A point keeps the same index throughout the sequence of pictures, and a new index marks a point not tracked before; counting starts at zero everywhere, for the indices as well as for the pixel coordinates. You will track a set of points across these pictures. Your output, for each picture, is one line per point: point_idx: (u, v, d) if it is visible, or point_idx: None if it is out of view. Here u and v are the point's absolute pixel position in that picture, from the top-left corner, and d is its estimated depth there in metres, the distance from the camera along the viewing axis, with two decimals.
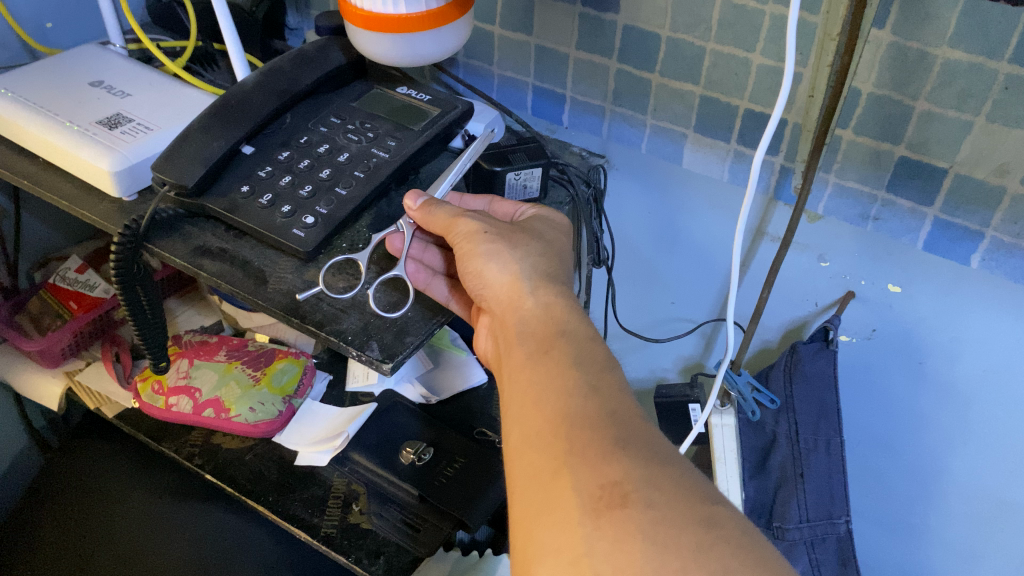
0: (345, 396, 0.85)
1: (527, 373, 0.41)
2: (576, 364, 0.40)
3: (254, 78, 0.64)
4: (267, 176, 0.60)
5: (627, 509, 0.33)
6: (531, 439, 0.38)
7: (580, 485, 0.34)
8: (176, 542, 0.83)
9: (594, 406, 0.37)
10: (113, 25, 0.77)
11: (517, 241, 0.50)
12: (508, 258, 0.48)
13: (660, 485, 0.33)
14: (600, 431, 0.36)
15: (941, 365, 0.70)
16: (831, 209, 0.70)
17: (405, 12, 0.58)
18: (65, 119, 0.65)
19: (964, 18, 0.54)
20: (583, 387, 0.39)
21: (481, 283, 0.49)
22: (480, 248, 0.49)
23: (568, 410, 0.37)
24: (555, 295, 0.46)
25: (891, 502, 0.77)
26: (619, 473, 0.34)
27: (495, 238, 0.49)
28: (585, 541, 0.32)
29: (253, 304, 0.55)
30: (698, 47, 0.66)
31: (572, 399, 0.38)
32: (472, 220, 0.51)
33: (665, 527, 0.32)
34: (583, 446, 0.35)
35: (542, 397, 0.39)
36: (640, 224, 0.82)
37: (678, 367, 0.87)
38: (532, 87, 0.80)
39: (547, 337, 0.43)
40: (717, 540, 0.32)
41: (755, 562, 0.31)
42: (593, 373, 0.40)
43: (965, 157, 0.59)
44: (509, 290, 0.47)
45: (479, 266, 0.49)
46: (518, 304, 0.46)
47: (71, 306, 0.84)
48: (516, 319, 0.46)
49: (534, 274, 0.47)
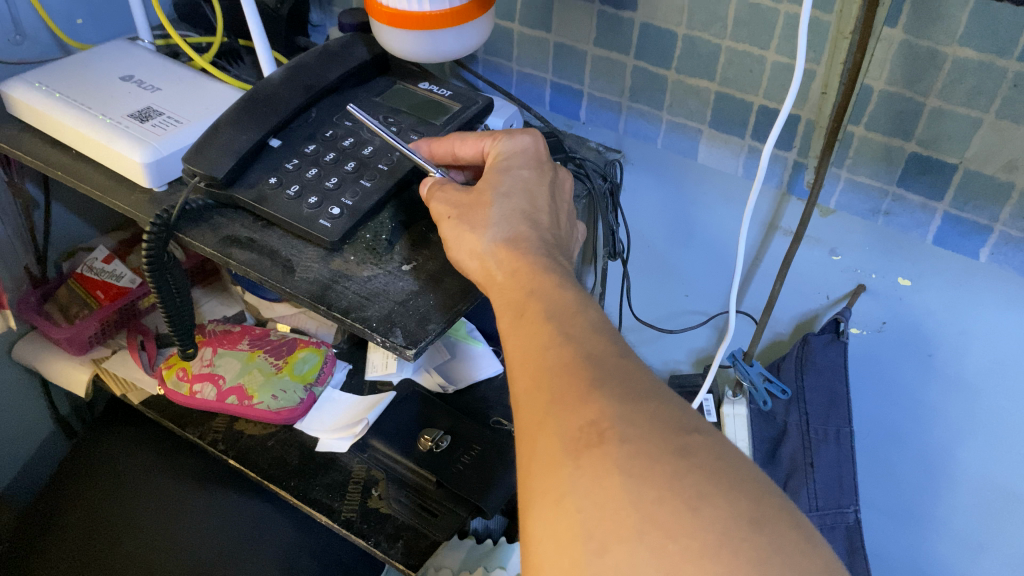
0: (364, 384, 0.87)
1: (512, 333, 0.42)
2: (552, 318, 0.41)
3: (281, 73, 0.66)
4: (294, 169, 0.62)
5: (604, 446, 0.34)
6: (519, 393, 0.39)
7: (562, 429, 0.35)
8: (204, 525, 0.85)
9: (570, 352, 0.38)
10: (142, 21, 0.79)
11: (479, 213, 0.51)
12: (471, 239, 0.50)
13: (635, 420, 0.35)
14: (577, 375, 0.37)
15: (949, 358, 0.71)
16: (843, 204, 0.71)
17: (429, 9, 0.60)
18: (98, 111, 0.67)
19: (974, 17, 0.55)
20: (558, 336, 0.40)
21: (462, 268, 0.51)
22: (448, 235, 0.52)
23: (545, 361, 0.39)
24: (522, 260, 0.47)
25: (902, 493, 0.79)
26: (596, 412, 0.35)
27: (458, 220, 0.52)
28: (569, 480, 0.34)
29: (281, 292, 0.57)
30: (715, 45, 0.68)
31: (550, 350, 0.39)
32: (440, 202, 0.54)
33: (641, 460, 0.33)
34: (561, 392, 0.37)
35: (526, 352, 0.40)
36: (655, 219, 0.83)
37: (691, 359, 0.89)
38: (550, 83, 0.82)
39: (519, 301, 0.44)
40: (691, 469, 0.33)
41: (730, 485, 0.33)
42: (566, 322, 0.41)
43: (975, 152, 0.60)
44: (482, 268, 0.49)
45: (452, 252, 0.52)
46: (492, 279, 0.48)
47: (98, 296, 0.87)
48: (493, 292, 0.47)
49: (498, 241, 0.49)
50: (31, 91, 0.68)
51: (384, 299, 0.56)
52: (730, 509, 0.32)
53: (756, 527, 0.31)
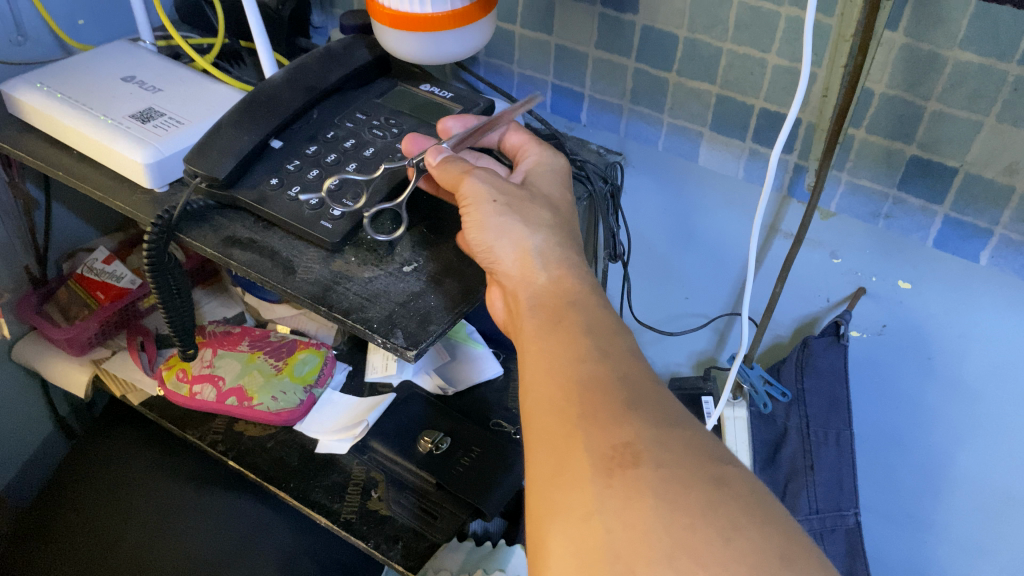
0: (364, 387, 0.86)
1: (541, 341, 0.44)
2: (588, 333, 0.43)
3: (283, 74, 0.66)
4: (295, 170, 0.62)
5: (639, 468, 0.35)
6: (544, 405, 0.40)
7: (592, 447, 0.36)
8: (203, 527, 0.85)
9: (604, 370, 0.40)
10: (144, 22, 0.79)
11: (528, 211, 0.52)
12: (518, 235, 0.50)
13: (669, 446, 0.36)
14: (610, 395, 0.39)
15: (949, 361, 0.71)
16: (843, 207, 0.71)
17: (431, 11, 0.60)
18: (99, 112, 0.67)
19: (975, 21, 0.55)
20: (593, 353, 0.42)
21: (492, 258, 0.51)
22: (490, 220, 0.51)
23: (577, 377, 0.40)
24: (565, 270, 0.49)
25: (902, 496, 0.79)
26: (631, 434, 0.36)
27: (506, 210, 0.51)
28: (596, 499, 0.34)
29: (282, 293, 0.57)
30: (716, 47, 0.68)
31: (582, 365, 0.41)
32: (477, 185, 0.52)
33: (675, 485, 0.34)
34: (594, 410, 0.38)
35: (554, 365, 0.42)
36: (655, 221, 0.83)
37: (691, 361, 0.90)
38: (551, 85, 0.82)
39: (556, 308, 0.46)
40: (725, 498, 0.34)
41: (762, 519, 0.34)
42: (603, 340, 0.43)
43: (975, 156, 0.61)
44: (522, 264, 0.50)
45: (489, 240, 0.51)
46: (530, 279, 0.49)
47: (98, 296, 0.87)
48: (529, 292, 0.48)
49: (546, 244, 0.50)
50: (32, 91, 0.68)
51: (384, 301, 0.56)
52: (761, 543, 0.32)
53: (788, 565, 0.32)
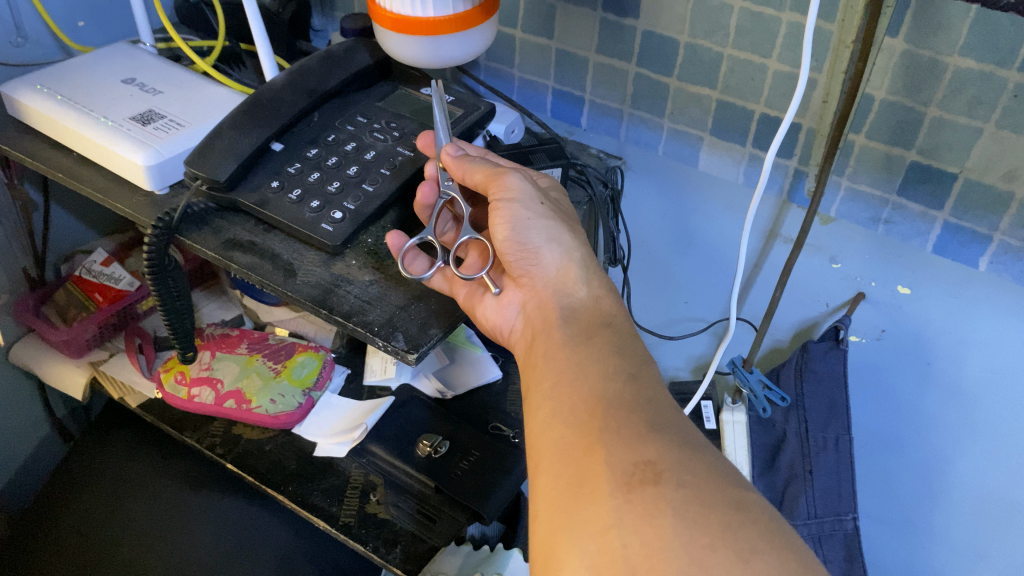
0: (363, 390, 0.86)
1: (571, 353, 0.46)
2: (618, 353, 0.44)
3: (284, 78, 0.66)
4: (296, 173, 0.62)
5: (659, 485, 0.35)
6: (564, 415, 0.41)
7: (614, 462, 0.37)
8: (200, 530, 0.85)
9: (630, 392, 0.41)
10: (145, 25, 0.79)
11: (570, 223, 0.53)
12: (566, 244, 0.52)
13: (691, 468, 0.36)
14: (635, 414, 0.39)
15: (949, 366, 0.71)
16: (843, 212, 0.74)
17: (433, 15, 0.60)
18: (100, 114, 0.67)
19: (974, 28, 0.56)
20: (623, 373, 0.43)
21: (534, 261, 0.52)
22: (537, 222, 0.52)
23: (607, 392, 0.41)
24: (607, 288, 0.51)
25: (901, 500, 0.75)
26: (653, 453, 0.37)
27: (551, 215, 0.53)
28: (614, 513, 0.35)
29: (282, 295, 0.57)
30: (716, 53, 0.68)
31: (611, 383, 0.42)
32: (522, 184, 0.53)
33: (694, 506, 0.35)
34: (618, 425, 0.39)
35: (578, 379, 0.43)
36: (655, 225, 0.82)
37: (690, 367, 0.83)
38: (552, 89, 0.82)
39: (592, 325, 0.48)
40: (745, 521, 0.34)
41: (782, 544, 0.34)
42: (632, 362, 0.44)
43: (975, 162, 0.61)
44: (563, 276, 0.52)
45: (535, 242, 0.52)
46: (571, 291, 0.51)
47: (96, 298, 0.87)
48: (567, 302, 0.50)
49: (589, 262, 0.52)
50: (33, 93, 0.68)
51: (387, 306, 0.56)
52: (780, 566, 0.33)
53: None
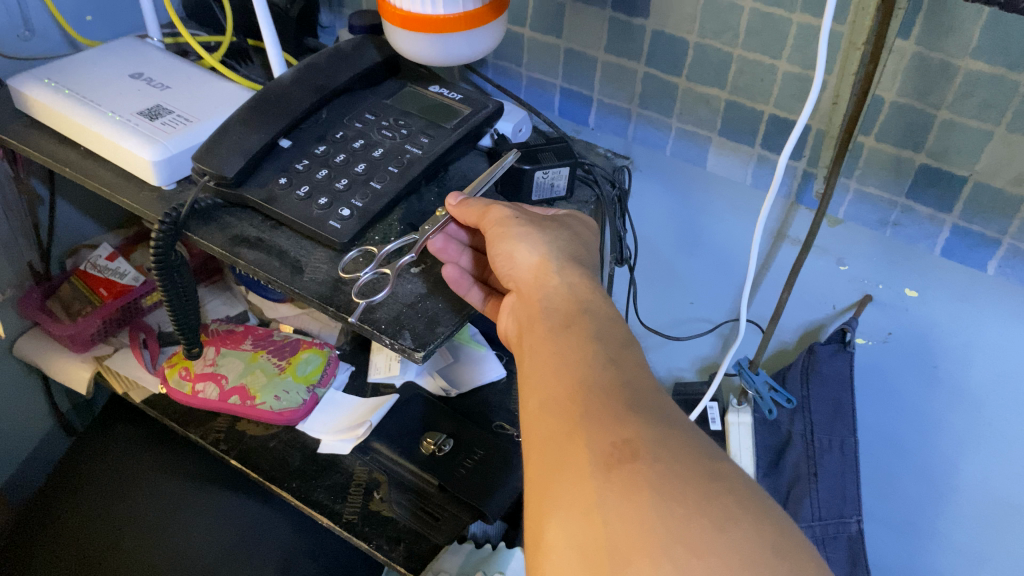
0: (367, 387, 0.86)
1: (551, 341, 0.45)
2: (597, 338, 0.44)
3: (292, 74, 0.66)
4: (304, 169, 0.62)
5: (637, 463, 0.35)
6: (548, 403, 0.41)
7: (593, 443, 0.36)
8: (202, 524, 0.85)
9: (611, 375, 0.40)
10: (153, 20, 0.79)
11: (548, 228, 0.53)
12: (538, 240, 0.52)
13: (670, 445, 0.36)
14: (615, 397, 0.39)
15: (955, 368, 0.71)
16: (852, 214, 0.71)
17: (443, 12, 0.60)
18: (107, 109, 0.66)
19: (986, 31, 0.55)
20: (602, 358, 0.42)
21: (511, 264, 0.52)
22: (512, 231, 0.52)
23: (587, 378, 0.41)
24: (581, 276, 0.49)
25: (901, 504, 0.78)
26: (632, 432, 0.36)
27: (527, 223, 0.53)
28: (596, 493, 0.34)
29: (289, 292, 0.57)
30: (726, 53, 0.68)
31: (591, 368, 0.41)
32: (504, 208, 0.54)
33: (672, 481, 0.34)
34: (597, 407, 0.38)
35: (561, 366, 0.42)
36: (664, 225, 0.83)
37: (695, 367, 0.87)
38: (559, 88, 0.82)
39: (569, 312, 0.46)
40: (722, 493, 0.34)
41: (761, 517, 0.33)
42: (613, 347, 0.43)
43: (985, 165, 0.61)
44: (536, 270, 0.50)
45: (512, 246, 0.52)
46: (545, 282, 0.49)
47: (101, 293, 0.87)
48: (543, 294, 0.49)
49: (564, 255, 0.51)
50: (41, 87, 0.68)
51: (395, 305, 0.56)
52: (757, 538, 0.32)
53: (782, 558, 0.32)
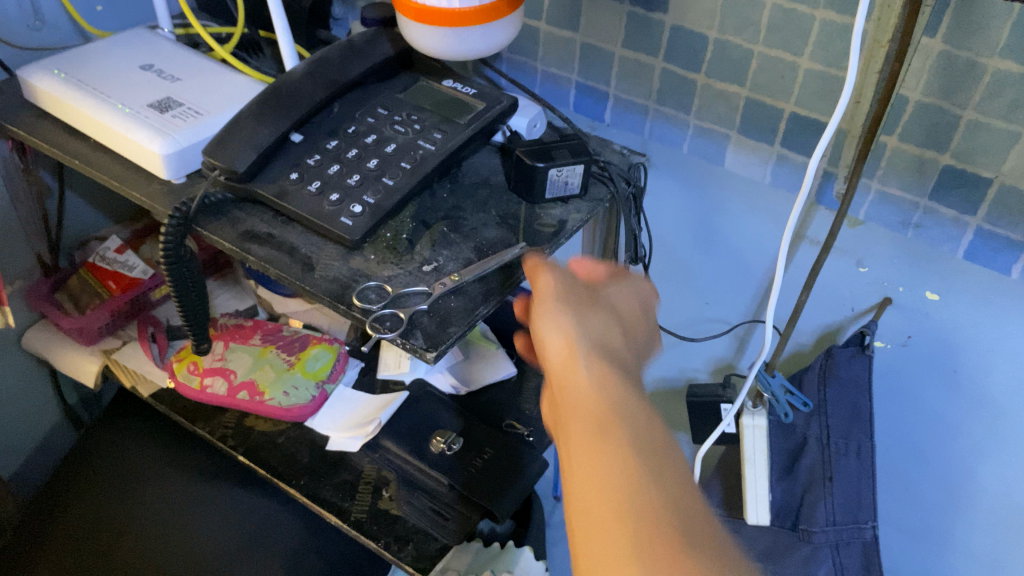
0: (376, 383, 0.85)
1: (585, 443, 0.38)
2: (639, 448, 0.37)
3: (303, 67, 0.65)
4: (316, 164, 0.61)
5: None
6: (590, 526, 0.35)
7: None
8: (210, 520, 0.84)
9: (660, 497, 0.35)
10: (164, 10, 0.78)
11: (588, 316, 0.46)
12: (571, 328, 0.45)
13: None
14: (668, 536, 0.33)
15: (975, 374, 0.70)
16: (873, 215, 0.69)
17: (457, 6, 0.58)
18: (117, 101, 0.66)
19: (1016, 29, 0.54)
20: (647, 474, 0.36)
21: (541, 349, 0.45)
22: (549, 314, 0.46)
23: (631, 500, 0.35)
24: (614, 371, 0.42)
25: (917, 512, 0.77)
26: None
27: (566, 308, 0.46)
28: None
29: (299, 289, 0.56)
30: (746, 49, 0.67)
31: (639, 487, 0.35)
32: (549, 282, 0.48)
33: None
34: (651, 555, 0.32)
35: (599, 476, 0.36)
36: (678, 224, 0.82)
37: (710, 367, 0.88)
38: (575, 83, 0.80)
39: (604, 414, 0.39)
40: None
41: None
42: (656, 460, 0.36)
43: (1012, 167, 0.59)
44: (563, 361, 0.43)
45: (545, 332, 0.45)
46: (577, 372, 0.42)
47: (109, 285, 0.86)
48: (566, 390, 0.42)
49: (596, 348, 0.44)
50: (49, 78, 0.67)
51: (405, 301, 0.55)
52: None
53: None
